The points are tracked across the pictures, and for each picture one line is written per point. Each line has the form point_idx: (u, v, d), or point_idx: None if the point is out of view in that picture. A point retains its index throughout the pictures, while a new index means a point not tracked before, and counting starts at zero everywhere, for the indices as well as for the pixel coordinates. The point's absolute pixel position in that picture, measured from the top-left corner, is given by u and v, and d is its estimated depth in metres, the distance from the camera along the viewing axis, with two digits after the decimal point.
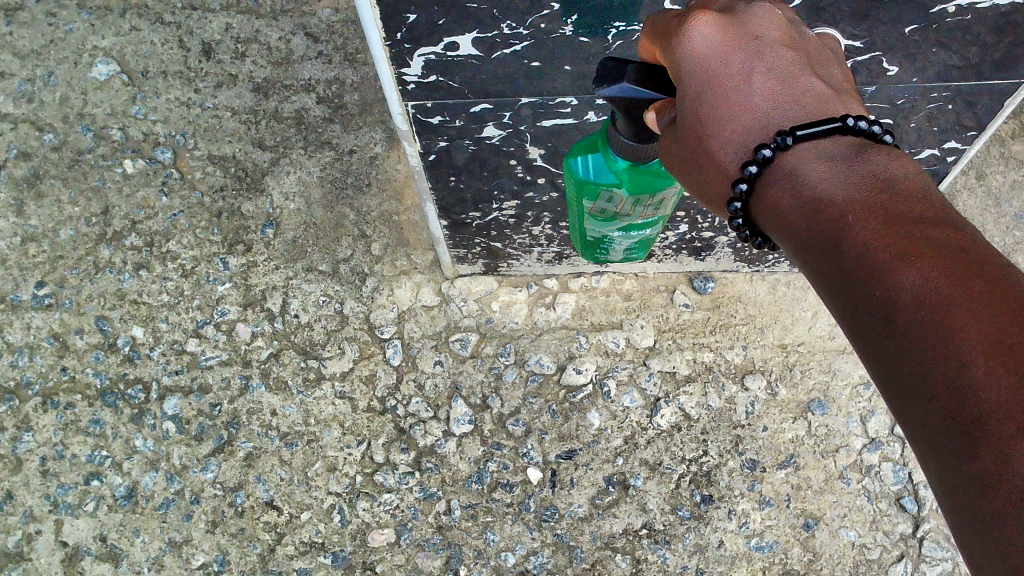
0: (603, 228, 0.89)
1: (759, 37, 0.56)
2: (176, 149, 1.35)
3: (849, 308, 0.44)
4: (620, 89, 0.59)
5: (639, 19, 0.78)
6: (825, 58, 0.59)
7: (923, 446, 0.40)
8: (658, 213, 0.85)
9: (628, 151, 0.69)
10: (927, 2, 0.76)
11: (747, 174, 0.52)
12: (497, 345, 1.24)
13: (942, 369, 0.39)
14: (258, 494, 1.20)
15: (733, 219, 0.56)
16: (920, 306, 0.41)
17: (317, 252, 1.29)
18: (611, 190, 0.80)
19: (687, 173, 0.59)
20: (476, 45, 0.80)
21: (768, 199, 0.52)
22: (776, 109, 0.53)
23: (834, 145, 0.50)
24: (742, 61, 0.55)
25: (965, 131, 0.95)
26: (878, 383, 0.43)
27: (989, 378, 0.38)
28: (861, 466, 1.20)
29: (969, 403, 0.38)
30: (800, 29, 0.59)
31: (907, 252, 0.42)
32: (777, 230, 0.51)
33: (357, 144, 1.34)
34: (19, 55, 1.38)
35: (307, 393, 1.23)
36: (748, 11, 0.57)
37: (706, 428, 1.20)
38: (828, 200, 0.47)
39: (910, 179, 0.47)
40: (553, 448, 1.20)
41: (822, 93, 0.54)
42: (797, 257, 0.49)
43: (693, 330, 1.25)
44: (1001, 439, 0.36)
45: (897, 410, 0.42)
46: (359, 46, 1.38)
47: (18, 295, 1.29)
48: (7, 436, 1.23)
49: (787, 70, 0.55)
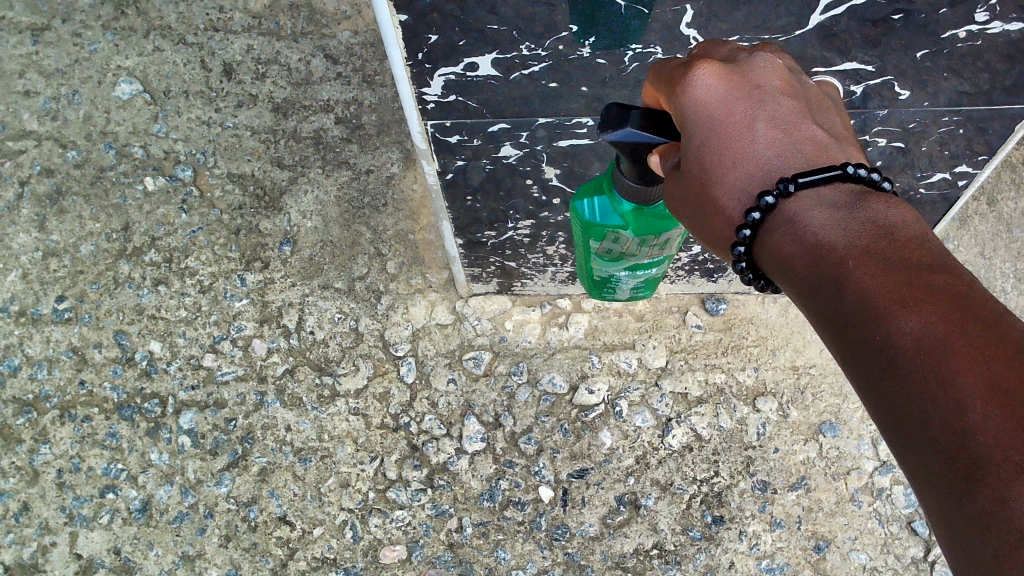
0: (609, 268, 0.91)
1: (761, 86, 0.58)
2: (196, 167, 1.37)
3: (851, 352, 0.46)
4: (624, 134, 0.60)
5: (655, 42, 0.79)
6: (825, 106, 0.61)
7: (923, 488, 0.41)
8: (663, 252, 0.86)
9: (632, 193, 0.70)
10: (938, 28, 0.78)
11: (751, 220, 0.54)
12: (510, 363, 1.25)
13: (941, 412, 0.41)
14: (271, 509, 1.21)
15: (736, 263, 0.57)
16: (919, 350, 0.42)
17: (333, 270, 1.31)
18: (617, 231, 0.82)
19: (690, 217, 0.60)
20: (495, 65, 0.81)
21: (771, 244, 0.53)
22: (779, 157, 0.55)
23: (833, 192, 0.52)
24: (745, 110, 0.57)
25: (976, 155, 0.96)
26: (878, 426, 0.45)
27: (987, 421, 0.39)
28: (873, 489, 1.20)
29: (968, 445, 0.39)
30: (800, 79, 0.61)
31: (906, 298, 0.44)
32: (779, 275, 0.53)
33: (374, 164, 1.36)
34: (44, 74, 1.41)
35: (321, 409, 1.24)
36: (750, 61, 0.59)
37: (717, 448, 1.21)
38: (830, 246, 0.49)
39: (909, 228, 0.49)
40: (565, 466, 1.20)
41: (823, 141, 0.56)
42: (798, 300, 0.51)
43: (705, 352, 1.25)
44: (1000, 480, 0.38)
45: (897, 451, 0.43)
46: (377, 68, 1.41)
47: (39, 309, 1.31)
48: (25, 448, 1.24)
49: (788, 120, 0.57)
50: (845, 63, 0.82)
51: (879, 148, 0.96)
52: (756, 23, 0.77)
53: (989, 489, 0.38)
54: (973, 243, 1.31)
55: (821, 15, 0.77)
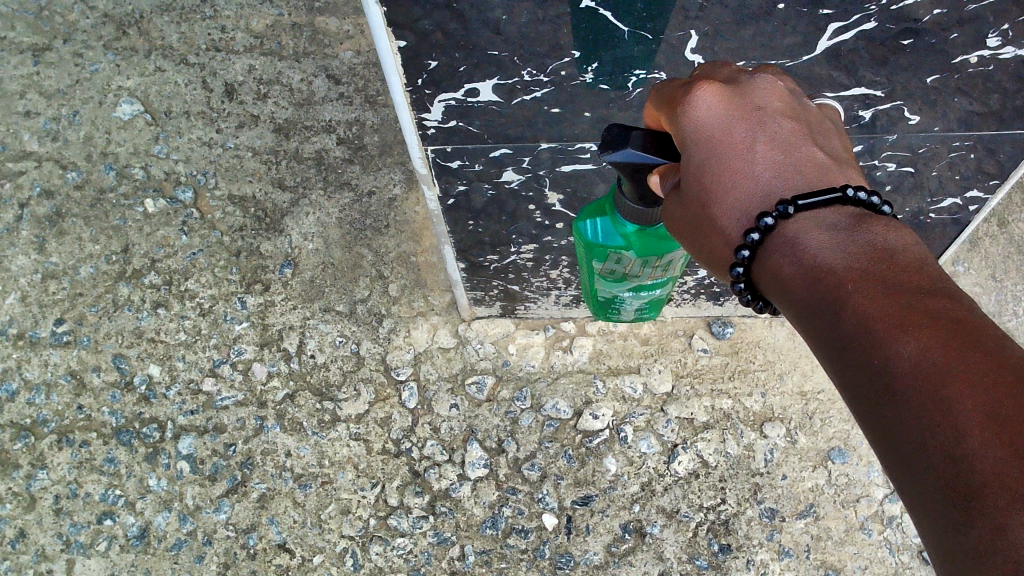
0: (612, 289, 0.89)
1: (761, 107, 0.56)
2: (197, 189, 1.36)
3: (850, 377, 0.44)
4: (626, 155, 0.59)
5: (660, 67, 0.78)
6: (825, 128, 0.59)
7: (922, 516, 0.40)
8: (668, 273, 0.85)
9: (636, 215, 0.69)
10: (949, 52, 0.76)
11: (750, 241, 0.52)
12: (514, 389, 1.24)
13: (940, 438, 0.39)
14: (270, 537, 1.19)
15: (734, 284, 0.55)
16: (918, 376, 0.40)
17: (334, 293, 1.29)
18: (620, 252, 0.80)
19: (689, 238, 0.58)
20: (497, 91, 0.80)
21: (770, 267, 0.51)
22: (779, 178, 0.53)
23: (834, 215, 0.50)
24: (745, 131, 0.55)
25: (988, 180, 0.95)
26: (878, 453, 0.43)
27: (986, 448, 0.37)
28: (883, 517, 1.18)
29: (966, 473, 0.38)
30: (801, 100, 0.59)
31: (905, 322, 0.42)
32: (779, 296, 0.51)
33: (376, 185, 1.35)
34: (44, 94, 1.40)
35: (322, 434, 1.22)
36: (751, 83, 0.58)
37: (724, 475, 1.19)
38: (829, 268, 0.47)
39: (909, 251, 0.47)
40: (569, 493, 1.18)
41: (823, 163, 0.54)
42: (797, 322, 0.49)
43: (711, 376, 1.24)
44: (998, 508, 0.36)
45: (896, 480, 0.41)
46: (380, 89, 1.40)
47: (36, 332, 1.29)
48: (22, 473, 1.23)
49: (788, 141, 0.55)
50: (854, 87, 0.81)
51: (888, 172, 0.95)
52: (760, 42, 0.75)
53: (987, 518, 0.36)
54: (981, 266, 1.29)
55: (829, 40, 0.75)
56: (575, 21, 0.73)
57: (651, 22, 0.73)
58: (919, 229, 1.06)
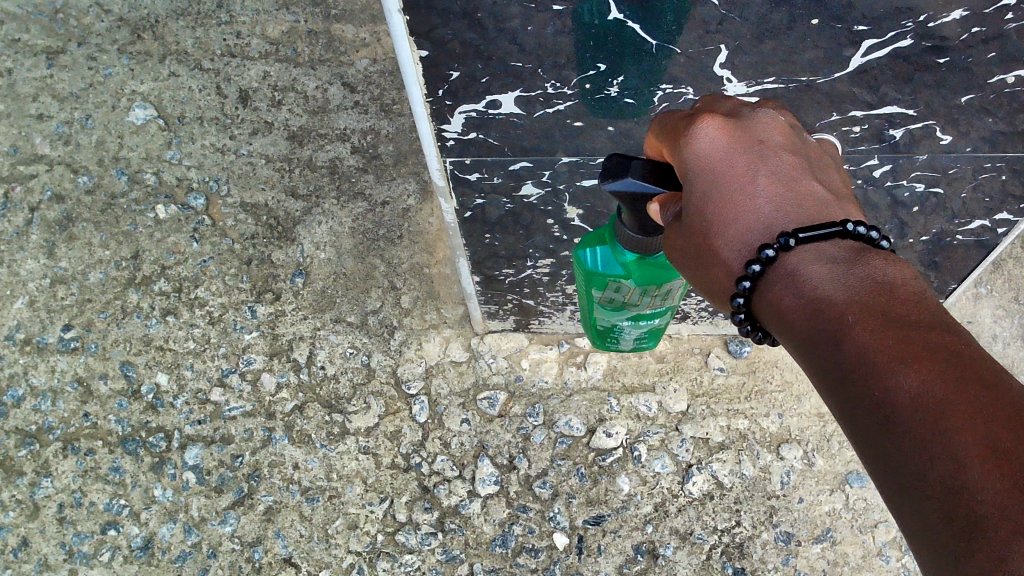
0: (611, 317, 0.87)
1: (763, 141, 0.54)
2: (208, 195, 1.35)
3: (848, 409, 0.43)
4: (625, 184, 0.57)
5: (685, 82, 0.76)
6: (826, 163, 0.57)
7: (923, 548, 0.38)
8: (666, 302, 0.82)
9: (634, 244, 0.67)
10: (977, 71, 0.74)
11: (751, 272, 0.50)
12: (526, 405, 1.22)
13: (940, 471, 0.38)
14: (276, 550, 1.17)
15: (733, 314, 0.53)
16: (919, 410, 0.39)
17: (346, 303, 1.28)
18: (619, 281, 0.78)
19: (689, 268, 0.56)
20: (519, 103, 0.79)
21: (770, 298, 0.50)
22: (781, 213, 0.51)
23: (834, 248, 0.48)
24: (747, 164, 0.53)
25: (1014, 203, 0.92)
26: (877, 485, 0.41)
27: (986, 482, 0.36)
28: (901, 543, 1.15)
29: (967, 505, 0.36)
30: (802, 134, 0.57)
31: (904, 353, 0.41)
32: (778, 327, 0.49)
33: (390, 195, 1.33)
34: (58, 97, 1.39)
35: (331, 447, 1.20)
36: (752, 116, 0.56)
37: (740, 497, 1.16)
38: (828, 300, 0.46)
39: (909, 285, 0.46)
40: (580, 513, 1.16)
41: (823, 198, 0.53)
42: (796, 352, 0.47)
43: (727, 396, 1.21)
44: (998, 541, 0.35)
45: (896, 512, 0.40)
46: (396, 97, 1.38)
47: (44, 337, 1.28)
48: (26, 480, 1.21)
49: (790, 175, 0.53)
50: (885, 107, 0.79)
51: (914, 193, 0.93)
52: (786, 59, 0.73)
53: (988, 550, 0.35)
54: (1002, 289, 1.27)
55: (861, 57, 0.73)
56: (600, 35, 0.71)
57: (677, 36, 0.71)
58: (942, 251, 1.04)
